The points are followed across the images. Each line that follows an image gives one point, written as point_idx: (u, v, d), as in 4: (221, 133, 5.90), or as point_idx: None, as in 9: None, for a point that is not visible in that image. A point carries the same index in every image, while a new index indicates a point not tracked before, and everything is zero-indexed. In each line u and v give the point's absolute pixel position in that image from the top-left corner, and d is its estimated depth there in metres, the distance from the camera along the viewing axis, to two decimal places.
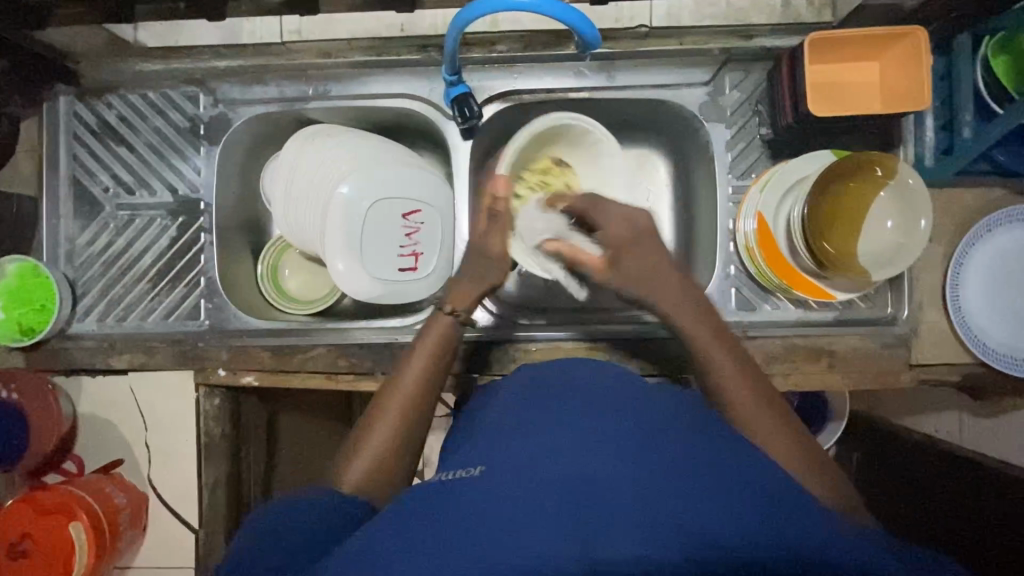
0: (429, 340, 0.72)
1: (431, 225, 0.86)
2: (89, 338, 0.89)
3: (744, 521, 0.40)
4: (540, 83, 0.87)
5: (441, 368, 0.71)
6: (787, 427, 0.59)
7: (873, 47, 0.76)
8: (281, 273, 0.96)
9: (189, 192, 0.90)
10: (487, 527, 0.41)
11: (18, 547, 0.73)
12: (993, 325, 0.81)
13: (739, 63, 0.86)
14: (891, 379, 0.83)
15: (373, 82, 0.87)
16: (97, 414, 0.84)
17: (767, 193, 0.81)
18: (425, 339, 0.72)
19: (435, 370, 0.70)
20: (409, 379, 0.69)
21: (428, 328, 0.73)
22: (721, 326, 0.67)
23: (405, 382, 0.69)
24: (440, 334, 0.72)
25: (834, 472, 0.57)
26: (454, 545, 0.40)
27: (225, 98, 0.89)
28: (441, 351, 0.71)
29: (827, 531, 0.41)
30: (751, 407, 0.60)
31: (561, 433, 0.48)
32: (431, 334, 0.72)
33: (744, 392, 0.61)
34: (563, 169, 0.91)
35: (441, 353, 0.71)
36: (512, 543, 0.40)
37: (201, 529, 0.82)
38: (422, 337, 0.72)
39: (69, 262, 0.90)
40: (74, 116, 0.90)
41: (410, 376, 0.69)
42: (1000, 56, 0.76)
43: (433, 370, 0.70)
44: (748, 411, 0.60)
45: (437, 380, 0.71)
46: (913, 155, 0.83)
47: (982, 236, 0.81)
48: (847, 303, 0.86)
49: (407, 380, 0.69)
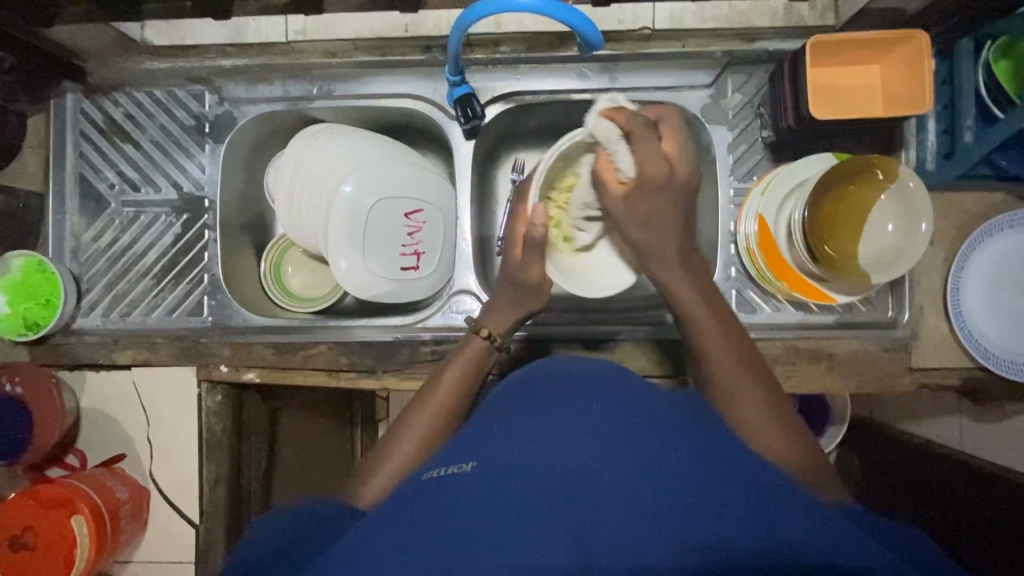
0: (462, 359, 0.74)
1: (432, 223, 0.87)
2: (93, 333, 0.89)
3: (736, 522, 0.40)
4: (543, 84, 0.88)
5: (473, 384, 0.73)
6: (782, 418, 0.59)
7: (875, 50, 0.77)
8: (284, 271, 0.97)
9: (194, 189, 0.91)
10: (478, 527, 0.41)
11: (20, 540, 0.73)
12: (994, 330, 0.81)
13: (741, 65, 0.86)
14: (892, 382, 0.83)
15: (377, 82, 0.88)
16: (101, 409, 0.85)
17: (768, 195, 0.81)
18: (460, 356, 0.75)
19: (469, 386, 0.73)
20: (437, 395, 0.71)
21: (465, 348, 0.75)
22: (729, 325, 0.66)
23: (438, 397, 0.71)
24: (475, 353, 0.75)
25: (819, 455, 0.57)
26: (444, 542, 0.40)
27: (230, 97, 0.89)
28: (474, 370, 0.74)
29: (819, 529, 0.40)
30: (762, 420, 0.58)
31: (552, 433, 0.48)
32: (465, 353, 0.75)
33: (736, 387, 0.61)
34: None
35: (473, 370, 0.74)
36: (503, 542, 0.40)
37: (202, 524, 0.83)
38: (460, 352, 0.75)
39: (75, 258, 0.91)
40: (81, 113, 0.91)
41: (440, 391, 0.71)
42: (1003, 59, 0.75)
43: (464, 385, 0.72)
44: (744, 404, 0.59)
45: (468, 393, 0.72)
46: (914, 158, 0.84)
47: (983, 240, 0.81)
48: (847, 306, 0.86)
49: (441, 395, 0.71)
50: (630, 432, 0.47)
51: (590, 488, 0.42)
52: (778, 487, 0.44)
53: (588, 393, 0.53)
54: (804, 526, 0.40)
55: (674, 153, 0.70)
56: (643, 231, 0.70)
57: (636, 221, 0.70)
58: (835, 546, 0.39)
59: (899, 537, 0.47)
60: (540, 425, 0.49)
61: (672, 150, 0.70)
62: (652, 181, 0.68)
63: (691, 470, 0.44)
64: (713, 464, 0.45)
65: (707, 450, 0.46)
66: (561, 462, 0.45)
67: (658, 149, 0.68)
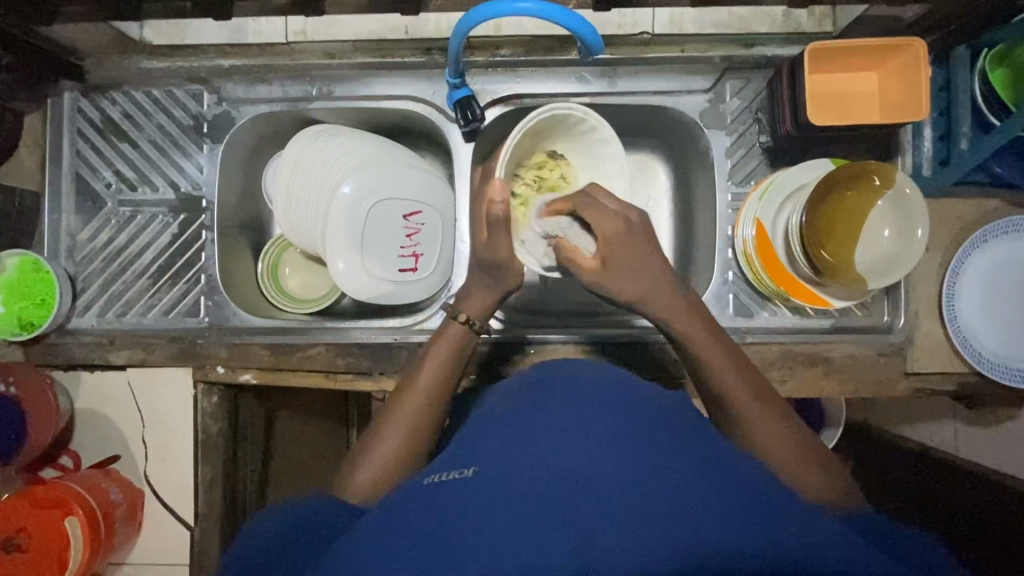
0: (442, 345, 0.73)
1: (431, 226, 0.87)
2: (88, 333, 0.89)
3: (738, 525, 0.40)
4: (542, 88, 0.88)
5: (454, 373, 0.72)
6: (785, 426, 0.59)
7: (873, 58, 0.77)
8: (281, 271, 0.97)
9: (191, 189, 0.90)
10: (479, 529, 0.41)
11: (14, 541, 0.73)
12: (987, 334, 0.81)
13: (739, 71, 0.87)
14: (887, 387, 0.84)
15: (376, 83, 0.88)
16: (96, 410, 0.85)
17: (764, 200, 0.82)
18: (438, 342, 0.74)
19: (450, 374, 0.72)
20: (418, 389, 0.70)
21: (442, 336, 0.74)
22: (722, 335, 0.66)
23: (421, 386, 0.70)
24: (452, 341, 0.74)
25: (817, 458, 0.58)
26: (445, 548, 0.40)
27: (229, 97, 0.89)
28: (455, 358, 0.73)
29: (822, 534, 0.41)
30: (762, 431, 0.58)
31: (553, 435, 0.48)
32: (444, 339, 0.74)
33: (740, 397, 0.61)
34: (558, 161, 0.90)
35: (457, 359, 0.73)
36: (505, 546, 0.40)
37: (197, 527, 0.82)
38: (434, 344, 0.74)
39: (70, 257, 0.90)
40: (78, 111, 0.90)
41: (423, 386, 0.70)
42: (998, 68, 0.77)
43: (445, 373, 0.72)
44: (746, 414, 0.60)
45: (451, 383, 0.72)
46: (911, 164, 0.84)
47: (978, 246, 0.81)
48: (844, 311, 0.86)
49: (424, 382, 0.71)
50: (629, 435, 0.47)
51: (591, 488, 0.43)
52: (776, 491, 0.44)
53: (586, 395, 0.53)
54: (802, 533, 0.40)
55: (620, 206, 0.69)
56: (634, 284, 0.66)
57: (626, 280, 0.66)
58: (828, 547, 0.40)
59: (895, 543, 0.48)
60: (540, 427, 0.49)
61: (616, 205, 0.69)
62: (615, 237, 0.67)
63: (689, 475, 0.44)
64: (710, 465, 0.45)
65: (707, 452, 0.47)
66: (562, 464, 0.45)
67: (609, 209, 0.68)
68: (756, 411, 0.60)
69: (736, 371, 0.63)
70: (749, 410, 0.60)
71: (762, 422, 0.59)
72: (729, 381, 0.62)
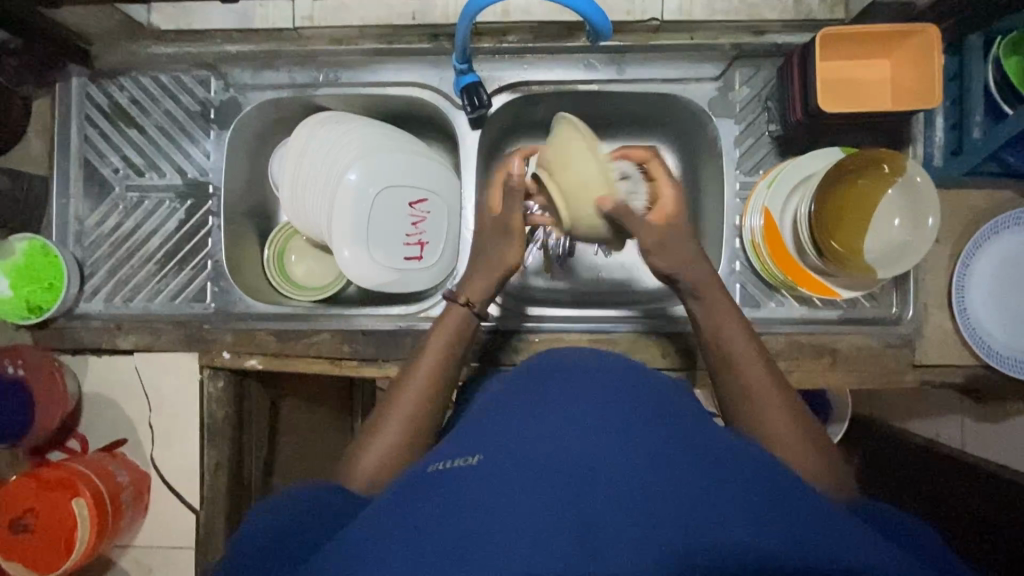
0: (443, 329, 0.74)
1: (437, 213, 0.87)
2: (96, 318, 0.89)
3: (756, 522, 0.40)
4: (551, 74, 0.87)
5: (456, 356, 0.73)
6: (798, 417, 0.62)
7: (884, 45, 0.76)
8: (287, 259, 0.97)
9: (198, 175, 0.91)
10: (487, 525, 0.40)
11: (21, 522, 0.74)
12: (999, 328, 0.80)
13: (749, 59, 0.86)
14: (893, 379, 0.83)
15: (384, 70, 0.88)
16: (103, 394, 0.85)
17: (772, 190, 0.81)
18: (438, 327, 0.74)
19: (450, 357, 0.72)
20: (418, 372, 0.71)
21: (442, 318, 0.74)
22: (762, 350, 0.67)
23: (420, 371, 0.71)
24: (453, 322, 0.74)
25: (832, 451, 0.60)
26: (451, 542, 0.40)
27: (236, 83, 0.89)
28: (453, 342, 0.73)
29: (840, 538, 0.40)
30: (775, 420, 0.61)
31: (559, 425, 0.47)
32: (443, 324, 0.74)
33: (757, 391, 0.64)
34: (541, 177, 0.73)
35: (457, 343, 0.73)
36: (519, 543, 0.39)
37: (202, 511, 0.83)
38: (437, 325, 0.74)
39: (78, 242, 0.90)
40: (86, 97, 0.90)
41: (420, 371, 0.70)
42: (1013, 56, 0.76)
43: (447, 359, 0.72)
44: (759, 404, 0.63)
45: (451, 367, 0.72)
46: (922, 154, 0.83)
47: (990, 237, 0.81)
48: (851, 302, 0.86)
49: (423, 370, 0.71)
50: (636, 426, 0.47)
51: (604, 476, 0.42)
52: (785, 483, 0.43)
53: (588, 381, 0.53)
54: (811, 524, 0.40)
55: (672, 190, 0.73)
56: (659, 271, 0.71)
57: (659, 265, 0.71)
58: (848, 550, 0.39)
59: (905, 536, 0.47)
60: (543, 416, 0.49)
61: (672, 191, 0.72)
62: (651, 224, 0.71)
63: (700, 468, 0.43)
64: (718, 457, 0.45)
65: (715, 445, 0.46)
66: (568, 454, 0.44)
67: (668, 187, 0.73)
68: (773, 403, 0.63)
69: (757, 366, 0.65)
70: (761, 394, 0.63)
71: (776, 413, 0.62)
72: (749, 374, 0.65)
